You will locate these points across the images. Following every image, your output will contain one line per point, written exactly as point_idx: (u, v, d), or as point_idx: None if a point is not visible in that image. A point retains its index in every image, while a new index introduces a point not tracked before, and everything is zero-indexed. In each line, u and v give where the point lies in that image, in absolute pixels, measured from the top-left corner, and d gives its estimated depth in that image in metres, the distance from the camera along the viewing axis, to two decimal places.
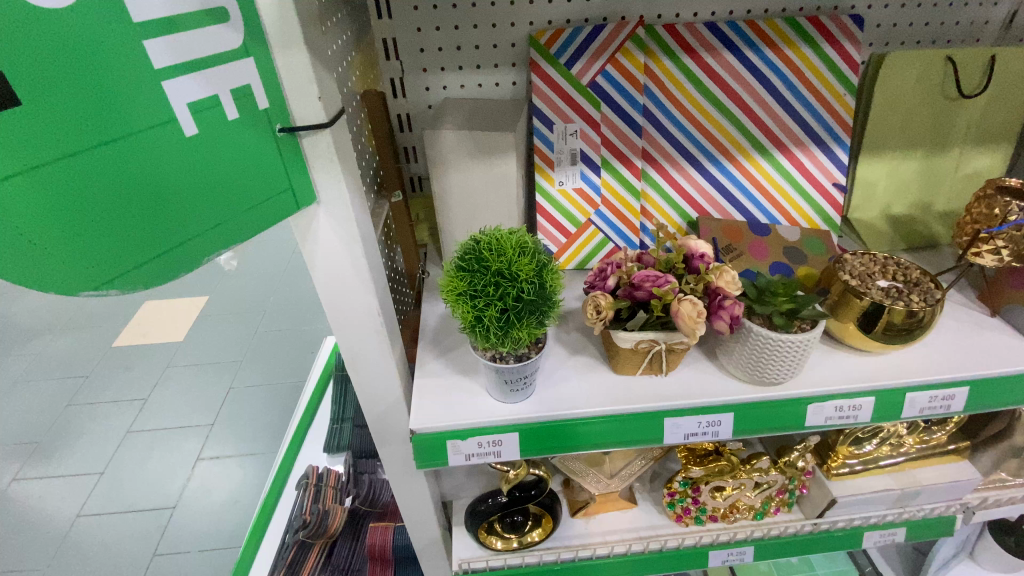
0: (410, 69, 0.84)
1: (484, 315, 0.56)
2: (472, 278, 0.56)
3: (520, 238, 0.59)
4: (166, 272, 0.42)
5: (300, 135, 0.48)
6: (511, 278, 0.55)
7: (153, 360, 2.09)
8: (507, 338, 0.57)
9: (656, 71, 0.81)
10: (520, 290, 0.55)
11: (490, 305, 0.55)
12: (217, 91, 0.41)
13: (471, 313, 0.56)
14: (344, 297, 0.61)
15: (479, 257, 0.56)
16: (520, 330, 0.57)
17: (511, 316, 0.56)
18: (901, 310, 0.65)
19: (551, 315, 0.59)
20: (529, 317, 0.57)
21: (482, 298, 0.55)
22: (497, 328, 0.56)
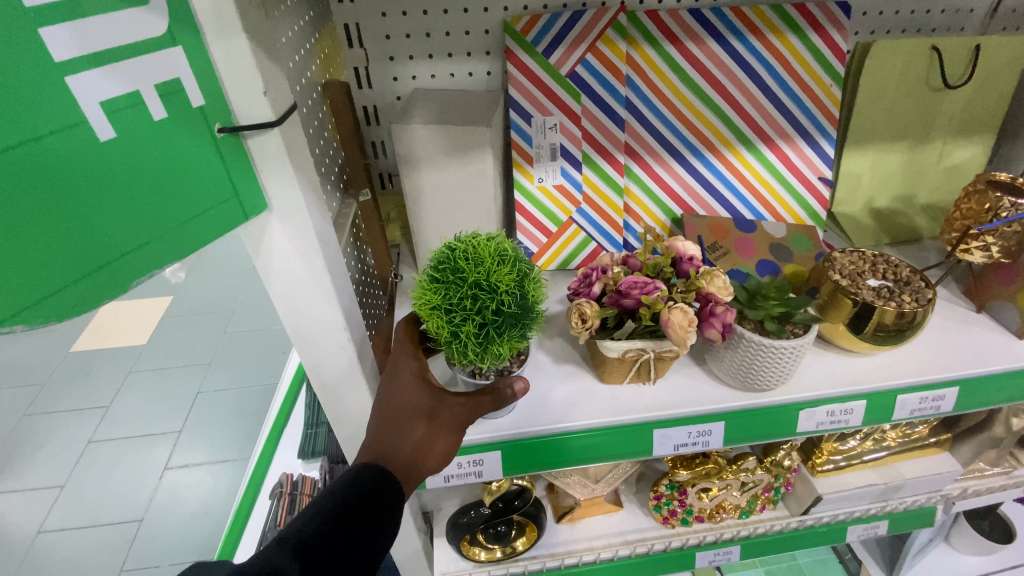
0: (376, 57, 0.77)
1: (461, 331, 0.51)
2: (447, 290, 0.51)
3: (497, 245, 0.54)
4: (84, 299, 0.36)
5: (244, 135, 0.43)
6: (490, 291, 0.51)
7: (114, 365, 1.98)
8: (488, 356, 0.53)
9: (638, 60, 0.76)
10: (499, 303, 0.51)
11: (470, 321, 0.51)
12: (138, 86, 0.35)
13: (450, 331, 0.52)
14: (307, 310, 0.56)
15: (454, 268, 0.52)
16: (502, 347, 0.53)
17: (492, 333, 0.51)
18: (892, 311, 0.63)
19: (535, 327, 0.56)
20: (510, 330, 0.53)
21: (458, 313, 0.51)
22: (478, 347, 0.52)
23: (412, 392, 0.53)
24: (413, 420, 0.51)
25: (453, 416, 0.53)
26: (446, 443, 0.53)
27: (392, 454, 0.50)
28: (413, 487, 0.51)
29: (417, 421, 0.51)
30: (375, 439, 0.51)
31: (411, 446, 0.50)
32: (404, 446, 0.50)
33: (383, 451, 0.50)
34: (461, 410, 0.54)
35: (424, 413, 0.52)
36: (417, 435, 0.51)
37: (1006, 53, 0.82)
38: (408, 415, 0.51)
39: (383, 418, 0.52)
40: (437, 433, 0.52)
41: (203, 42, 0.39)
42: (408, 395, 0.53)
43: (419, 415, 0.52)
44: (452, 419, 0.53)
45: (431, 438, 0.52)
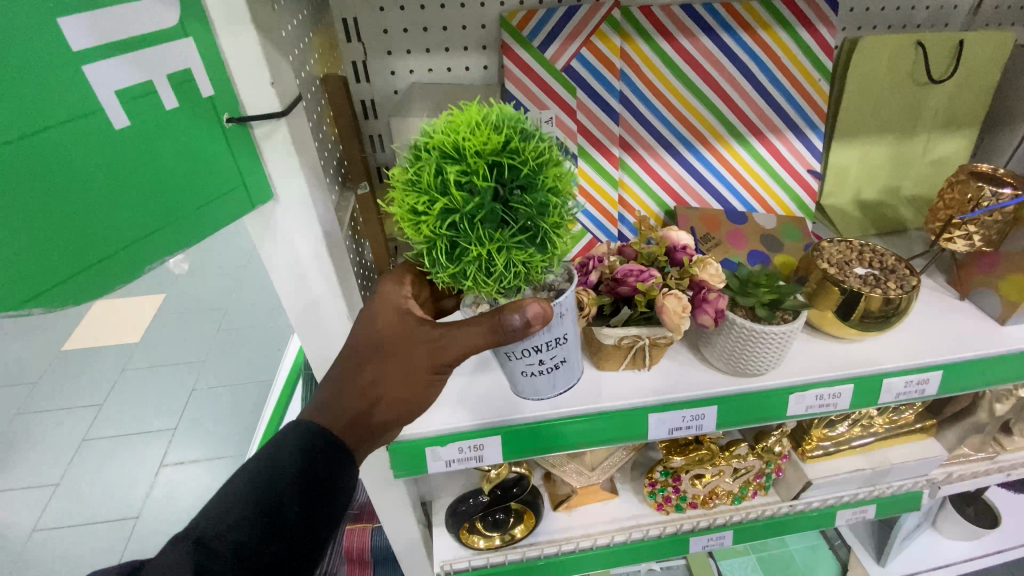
0: (374, 51, 0.78)
1: (431, 218, 0.43)
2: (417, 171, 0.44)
3: (480, 105, 0.44)
4: (96, 285, 0.37)
5: (251, 125, 0.44)
6: (452, 156, 0.42)
7: (107, 363, 1.97)
8: (467, 253, 0.45)
9: (632, 54, 0.78)
10: (469, 178, 0.42)
11: (428, 199, 0.43)
12: (151, 76, 0.36)
13: (411, 218, 0.45)
14: (310, 299, 0.57)
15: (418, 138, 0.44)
16: (483, 242, 0.43)
17: (461, 214, 0.42)
18: (879, 297, 0.65)
19: (545, 222, 0.45)
20: (490, 219, 0.43)
21: (425, 195, 0.43)
22: (443, 234, 0.44)
23: (379, 329, 0.50)
24: (368, 359, 0.49)
25: (416, 359, 0.49)
26: (408, 385, 0.49)
27: (339, 405, 0.49)
28: (374, 426, 0.50)
29: (371, 363, 0.49)
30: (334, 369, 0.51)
31: (366, 385, 0.49)
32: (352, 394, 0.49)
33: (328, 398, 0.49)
34: (434, 349, 0.49)
35: (383, 354, 0.49)
36: (368, 375, 0.49)
37: (989, 48, 0.85)
38: (364, 354, 0.49)
39: (342, 359, 0.50)
40: (398, 381, 0.49)
41: (211, 34, 0.40)
42: (374, 329, 0.50)
43: (374, 357, 0.49)
44: (420, 357, 0.49)
45: (383, 388, 0.49)
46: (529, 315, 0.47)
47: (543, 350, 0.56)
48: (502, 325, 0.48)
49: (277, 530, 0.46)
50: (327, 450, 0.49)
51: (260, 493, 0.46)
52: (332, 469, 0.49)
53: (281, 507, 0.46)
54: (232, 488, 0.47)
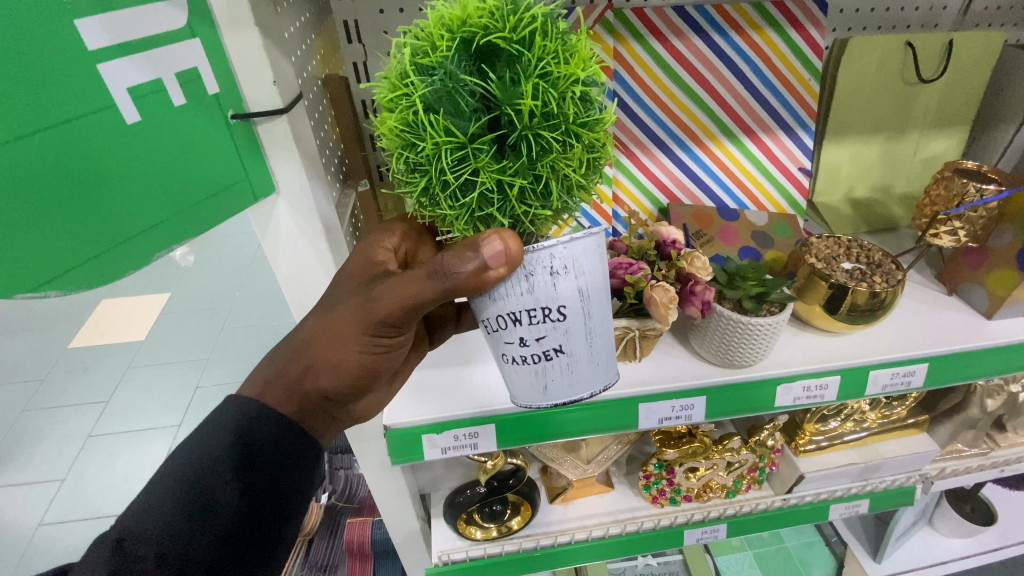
0: (374, 52, 0.81)
1: (389, 114, 0.38)
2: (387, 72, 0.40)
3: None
4: (106, 271, 0.39)
5: (254, 121, 0.47)
6: (419, 39, 0.37)
7: (112, 361, 2.00)
8: (425, 157, 0.38)
9: (625, 55, 0.80)
10: (432, 58, 0.37)
11: (387, 92, 0.38)
12: (161, 75, 0.38)
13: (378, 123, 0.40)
14: (311, 291, 0.59)
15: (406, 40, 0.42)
16: (437, 138, 0.37)
17: (415, 104, 0.37)
18: (864, 291, 0.66)
19: (520, 117, 0.36)
20: (453, 106, 0.36)
21: (387, 90, 0.39)
22: (397, 131, 0.38)
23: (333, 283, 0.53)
24: (304, 321, 0.52)
25: (344, 318, 0.49)
26: (335, 352, 0.50)
27: (275, 371, 0.53)
28: (310, 386, 0.52)
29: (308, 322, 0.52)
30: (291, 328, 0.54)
31: (299, 346, 0.51)
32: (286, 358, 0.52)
33: (268, 363, 0.54)
34: (353, 314, 0.48)
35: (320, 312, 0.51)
36: (302, 335, 0.52)
37: (979, 48, 0.86)
38: (310, 312, 0.52)
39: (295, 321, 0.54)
40: (329, 343, 0.50)
41: (217, 35, 0.43)
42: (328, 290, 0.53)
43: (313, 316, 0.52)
44: (345, 322, 0.49)
45: (312, 351, 0.51)
46: (486, 254, 0.38)
47: (524, 323, 0.45)
48: (442, 269, 0.41)
49: (215, 518, 0.48)
50: (265, 432, 0.51)
51: (192, 483, 0.48)
52: (273, 451, 0.52)
53: (215, 494, 0.48)
54: (160, 482, 0.48)
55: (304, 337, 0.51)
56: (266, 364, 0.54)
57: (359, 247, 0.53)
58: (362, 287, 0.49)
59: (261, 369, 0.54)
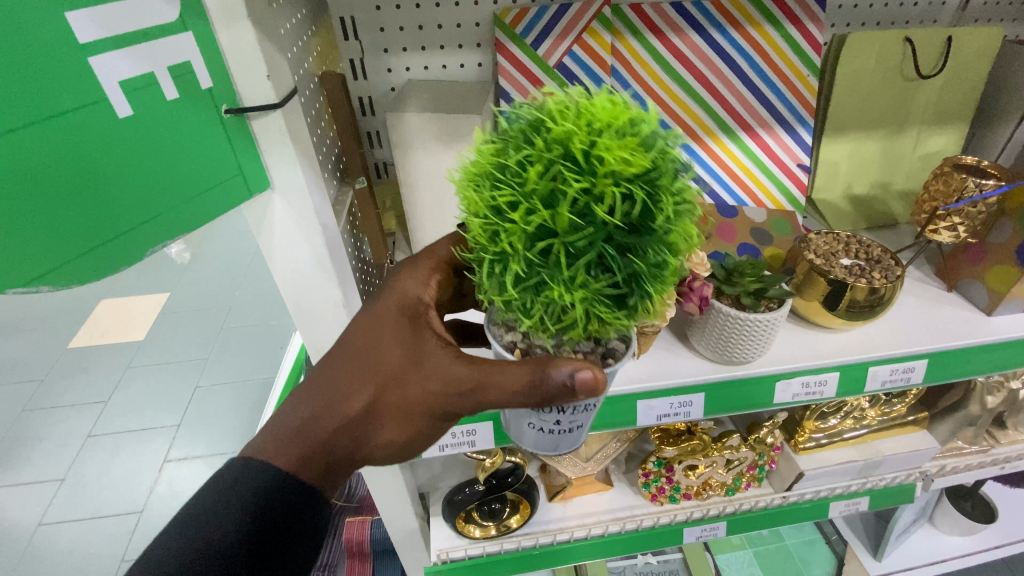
0: (371, 48, 0.81)
1: (524, 216, 0.36)
2: (525, 154, 0.37)
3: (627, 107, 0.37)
4: (99, 267, 0.39)
5: (248, 116, 0.47)
6: (579, 161, 0.35)
7: (111, 361, 1.99)
8: (545, 276, 0.38)
9: (623, 51, 0.80)
10: (591, 191, 0.35)
11: (527, 206, 0.36)
12: (152, 68, 0.38)
13: (489, 217, 0.38)
14: (310, 292, 0.60)
15: (539, 120, 0.38)
16: (569, 280, 0.37)
17: (557, 241, 0.36)
18: (864, 287, 0.66)
19: (651, 284, 0.38)
20: (591, 247, 0.36)
21: (526, 188, 0.36)
22: (525, 252, 0.37)
23: (386, 347, 0.48)
24: (354, 392, 0.48)
25: (410, 398, 0.47)
26: (396, 426, 0.49)
27: (319, 441, 0.50)
28: (361, 452, 0.51)
29: (361, 390, 0.48)
30: (327, 385, 0.49)
31: (349, 419, 0.49)
32: (330, 430, 0.49)
33: (302, 428, 0.50)
34: (423, 396, 0.47)
35: (376, 382, 0.48)
36: (354, 409, 0.48)
37: (978, 43, 0.86)
38: (359, 379, 0.48)
39: (330, 375, 0.49)
40: (392, 419, 0.49)
41: (211, 29, 0.42)
42: (379, 352, 0.48)
43: (364, 382, 0.48)
44: (410, 403, 0.47)
45: (368, 425, 0.49)
46: (577, 381, 0.39)
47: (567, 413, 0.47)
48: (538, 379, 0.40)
49: None
50: (288, 498, 0.51)
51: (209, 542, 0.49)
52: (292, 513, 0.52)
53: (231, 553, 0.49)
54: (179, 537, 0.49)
55: (357, 411, 0.48)
56: (297, 428, 0.50)
57: (390, 296, 0.51)
58: (422, 363, 0.47)
59: (290, 432, 0.50)
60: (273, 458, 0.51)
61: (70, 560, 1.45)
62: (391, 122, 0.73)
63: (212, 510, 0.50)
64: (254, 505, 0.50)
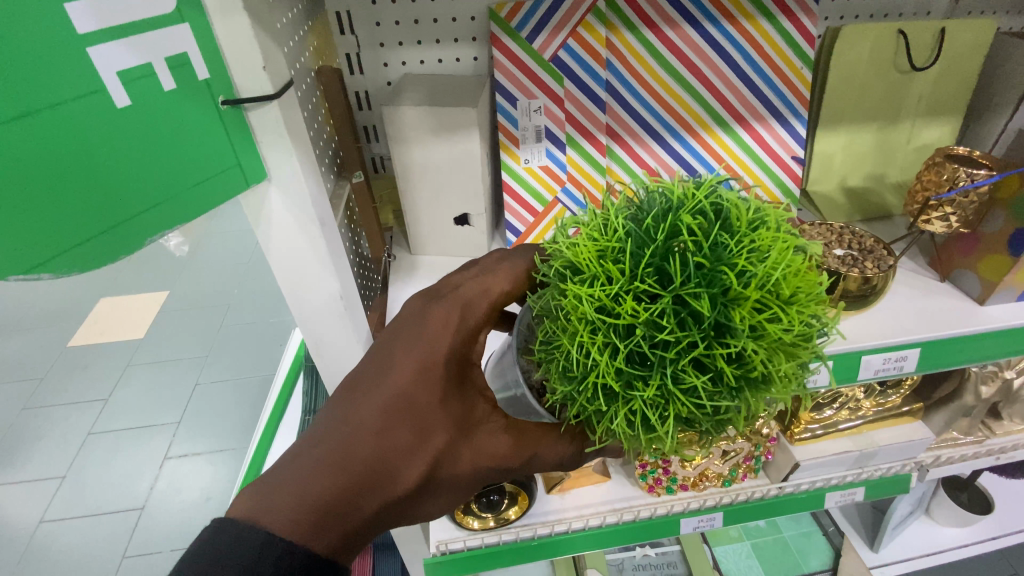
0: (367, 43, 0.82)
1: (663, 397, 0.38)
2: (691, 341, 0.36)
3: (802, 296, 0.38)
4: (100, 254, 0.40)
5: (245, 108, 0.47)
6: (742, 368, 0.37)
7: (112, 358, 2.00)
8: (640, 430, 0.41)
9: (618, 45, 0.80)
10: (729, 400, 0.38)
11: (671, 391, 0.37)
12: (150, 59, 0.39)
13: (624, 385, 0.38)
14: (307, 290, 0.61)
15: (719, 301, 0.36)
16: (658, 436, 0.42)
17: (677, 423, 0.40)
18: (856, 277, 0.67)
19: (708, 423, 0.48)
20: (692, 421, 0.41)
21: (681, 378, 0.37)
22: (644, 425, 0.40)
23: (433, 421, 0.48)
24: (398, 468, 0.46)
25: (460, 468, 0.50)
26: (434, 500, 0.51)
27: (365, 514, 0.46)
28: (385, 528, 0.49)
29: (419, 463, 0.47)
30: (362, 462, 0.45)
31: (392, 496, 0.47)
32: (380, 500, 0.46)
33: (335, 509, 0.44)
34: (470, 467, 0.51)
35: (435, 454, 0.48)
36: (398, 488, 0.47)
37: (972, 35, 0.86)
38: (402, 454, 0.46)
39: (378, 449, 0.46)
40: (430, 492, 0.50)
41: (206, 21, 0.43)
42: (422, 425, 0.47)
43: (421, 455, 0.47)
44: (455, 478, 0.51)
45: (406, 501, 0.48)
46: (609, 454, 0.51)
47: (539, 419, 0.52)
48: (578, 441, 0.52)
49: None
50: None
51: None
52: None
53: None
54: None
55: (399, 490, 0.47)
56: (339, 503, 0.44)
57: (425, 359, 0.48)
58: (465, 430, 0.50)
59: (328, 511, 0.44)
60: (307, 538, 0.43)
61: (75, 556, 1.47)
62: (387, 116, 0.74)
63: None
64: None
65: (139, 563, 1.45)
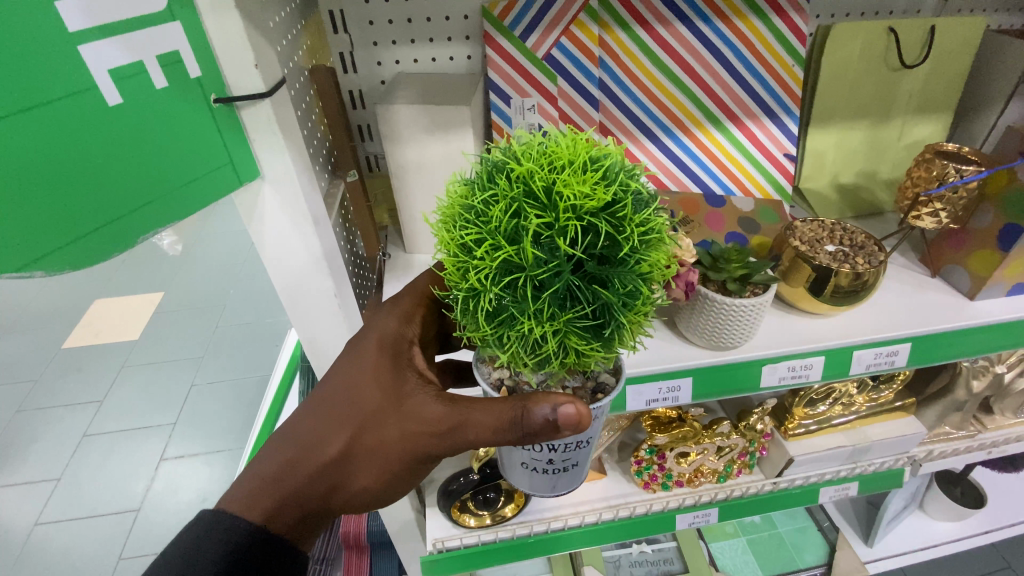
0: (361, 42, 0.82)
1: (489, 251, 0.39)
2: (489, 194, 0.40)
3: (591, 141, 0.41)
4: (91, 253, 0.40)
5: (237, 105, 0.47)
6: (543, 199, 0.38)
7: (106, 360, 1.98)
8: (518, 319, 0.40)
9: (610, 42, 0.81)
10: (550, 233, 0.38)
11: (492, 240, 0.39)
12: (141, 57, 0.39)
13: (461, 255, 0.41)
14: (308, 294, 0.62)
15: (502, 162, 0.41)
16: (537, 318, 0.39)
17: (524, 276, 0.38)
18: (847, 272, 0.67)
19: (623, 313, 0.40)
20: (555, 284, 0.39)
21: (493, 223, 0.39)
22: (492, 292, 0.40)
23: (355, 392, 0.51)
24: (329, 438, 0.51)
25: (387, 440, 0.50)
26: (369, 470, 0.52)
27: (294, 488, 0.52)
28: (337, 496, 0.53)
29: (337, 435, 0.51)
30: (301, 430, 0.52)
31: (322, 463, 0.51)
32: (308, 475, 0.51)
33: (276, 476, 0.52)
34: (397, 438, 0.49)
35: (353, 427, 0.50)
36: (325, 454, 0.51)
37: (961, 33, 0.87)
38: (332, 424, 0.51)
39: (306, 421, 0.52)
40: (363, 462, 0.51)
41: (198, 18, 0.43)
42: (349, 396, 0.51)
43: (344, 424, 0.51)
44: (383, 447, 0.50)
45: (337, 471, 0.51)
46: (559, 416, 0.41)
47: (558, 450, 0.53)
48: (521, 416, 0.42)
49: None
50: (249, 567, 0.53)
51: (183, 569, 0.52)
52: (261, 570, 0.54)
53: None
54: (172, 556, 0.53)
55: (326, 458, 0.51)
56: (270, 478, 0.52)
57: (363, 337, 0.54)
58: (394, 401, 0.50)
59: (267, 476, 0.52)
60: (241, 510, 0.53)
61: (70, 560, 1.46)
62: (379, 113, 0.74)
63: (195, 551, 0.52)
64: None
65: (134, 566, 1.45)
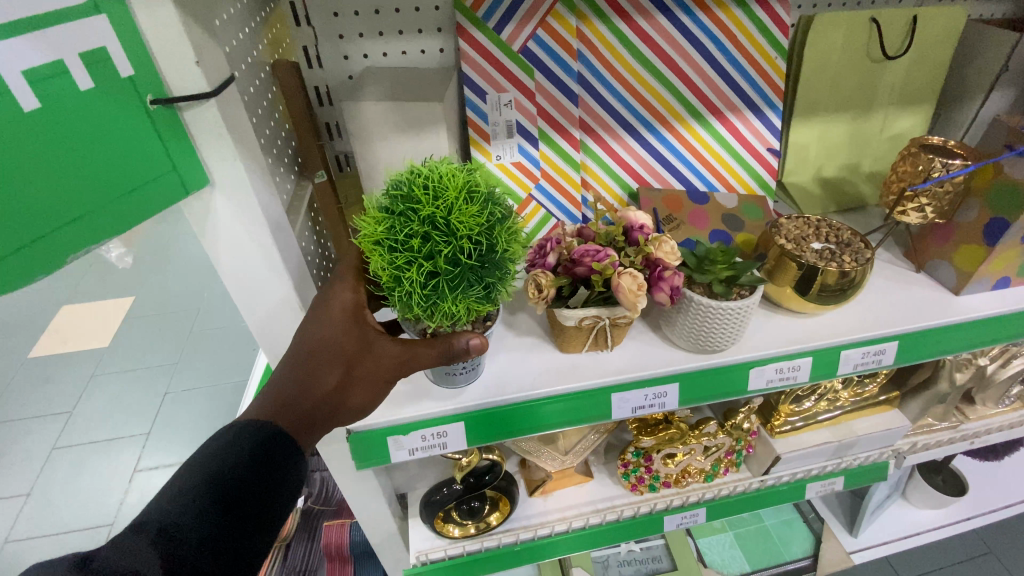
0: (325, 35, 0.77)
1: (409, 273, 0.45)
2: (396, 225, 0.46)
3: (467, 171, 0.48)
4: (15, 276, 0.36)
5: (179, 106, 0.43)
6: (445, 227, 0.45)
7: (74, 370, 1.90)
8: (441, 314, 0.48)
9: (589, 34, 0.77)
10: (457, 250, 0.45)
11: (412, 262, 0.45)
12: (61, 55, 0.35)
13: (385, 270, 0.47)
14: (270, 305, 0.58)
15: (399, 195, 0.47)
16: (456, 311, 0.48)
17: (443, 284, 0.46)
18: (834, 271, 0.65)
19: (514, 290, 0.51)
20: (467, 286, 0.47)
21: (408, 250, 0.45)
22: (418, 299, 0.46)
23: (334, 332, 0.50)
24: (324, 370, 0.49)
25: (375, 372, 0.51)
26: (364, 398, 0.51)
27: (303, 414, 0.48)
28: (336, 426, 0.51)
29: (331, 369, 0.49)
30: (288, 371, 0.49)
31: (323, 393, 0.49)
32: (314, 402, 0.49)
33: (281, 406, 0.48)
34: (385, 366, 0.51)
35: (344, 363, 0.50)
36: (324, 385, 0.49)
37: (942, 23, 0.85)
38: (324, 359, 0.49)
39: (293, 364, 0.49)
40: (356, 394, 0.51)
41: (128, 11, 0.39)
42: (330, 340, 0.50)
43: (333, 360, 0.49)
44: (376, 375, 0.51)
45: (338, 398, 0.50)
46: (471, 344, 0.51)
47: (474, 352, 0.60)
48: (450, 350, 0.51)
49: (234, 507, 0.42)
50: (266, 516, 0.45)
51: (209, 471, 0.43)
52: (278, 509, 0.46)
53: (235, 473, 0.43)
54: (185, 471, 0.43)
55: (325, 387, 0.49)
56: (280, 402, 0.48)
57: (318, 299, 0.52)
58: (369, 341, 0.51)
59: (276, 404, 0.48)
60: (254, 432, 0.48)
61: None
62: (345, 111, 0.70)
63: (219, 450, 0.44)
64: (226, 517, 0.42)
65: None
